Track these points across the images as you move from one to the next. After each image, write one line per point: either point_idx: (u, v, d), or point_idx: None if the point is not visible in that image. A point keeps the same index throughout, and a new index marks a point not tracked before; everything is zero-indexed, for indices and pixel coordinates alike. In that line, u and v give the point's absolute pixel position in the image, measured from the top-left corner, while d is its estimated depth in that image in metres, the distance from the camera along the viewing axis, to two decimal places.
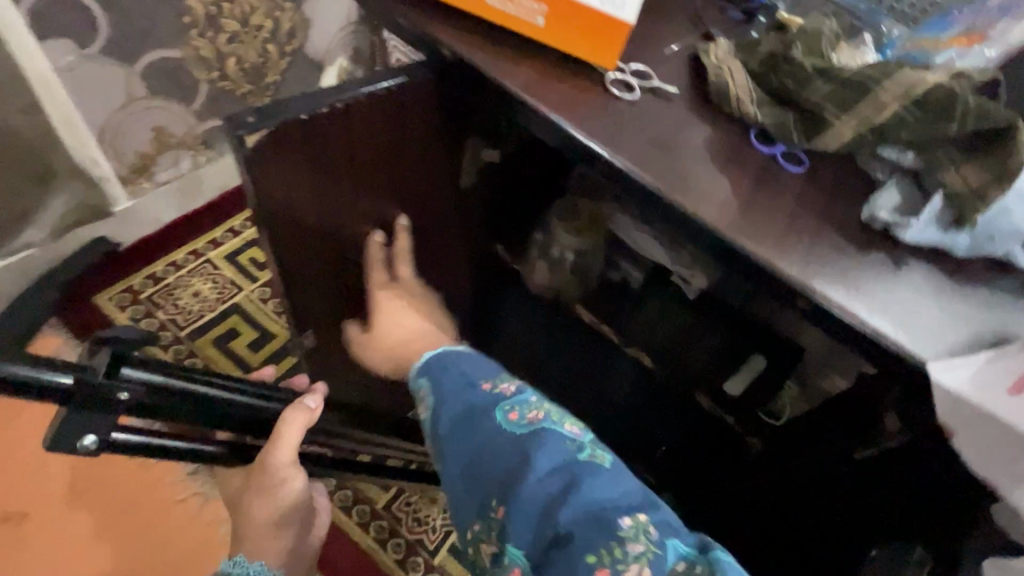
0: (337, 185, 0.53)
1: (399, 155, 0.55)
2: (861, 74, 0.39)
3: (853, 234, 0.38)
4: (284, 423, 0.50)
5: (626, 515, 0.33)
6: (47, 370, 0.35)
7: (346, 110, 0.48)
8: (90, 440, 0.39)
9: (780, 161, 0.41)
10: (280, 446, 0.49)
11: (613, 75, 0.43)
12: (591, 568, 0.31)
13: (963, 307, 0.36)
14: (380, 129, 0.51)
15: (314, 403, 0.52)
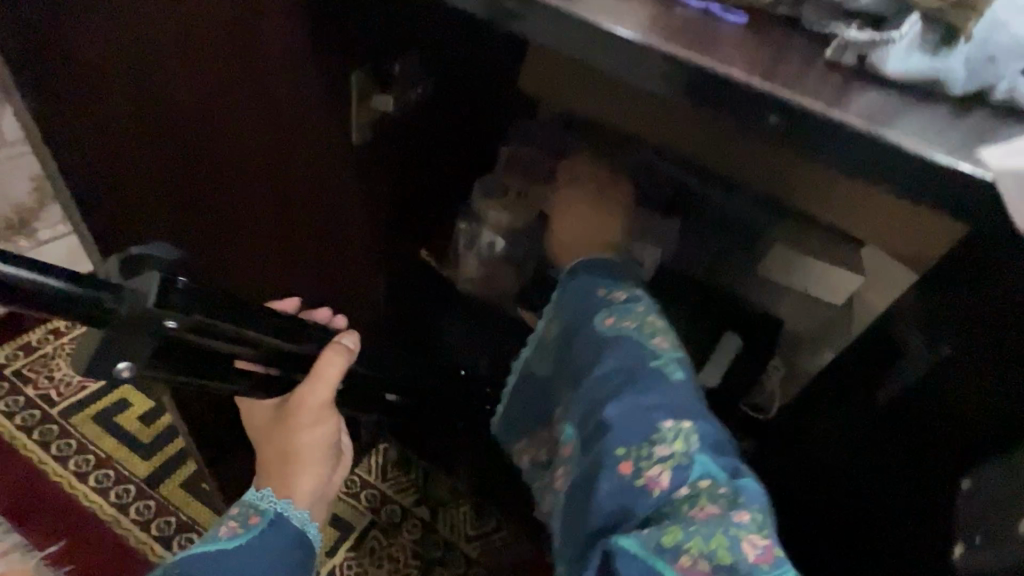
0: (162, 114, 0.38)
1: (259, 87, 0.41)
2: None
3: (815, 75, 0.30)
4: (325, 363, 0.48)
5: (669, 419, 0.37)
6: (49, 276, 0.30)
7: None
8: (122, 366, 0.36)
9: (715, 13, 0.33)
10: (321, 382, 0.48)
11: None
12: (616, 459, 0.36)
13: (974, 146, 0.28)
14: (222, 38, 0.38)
15: (351, 344, 0.51)
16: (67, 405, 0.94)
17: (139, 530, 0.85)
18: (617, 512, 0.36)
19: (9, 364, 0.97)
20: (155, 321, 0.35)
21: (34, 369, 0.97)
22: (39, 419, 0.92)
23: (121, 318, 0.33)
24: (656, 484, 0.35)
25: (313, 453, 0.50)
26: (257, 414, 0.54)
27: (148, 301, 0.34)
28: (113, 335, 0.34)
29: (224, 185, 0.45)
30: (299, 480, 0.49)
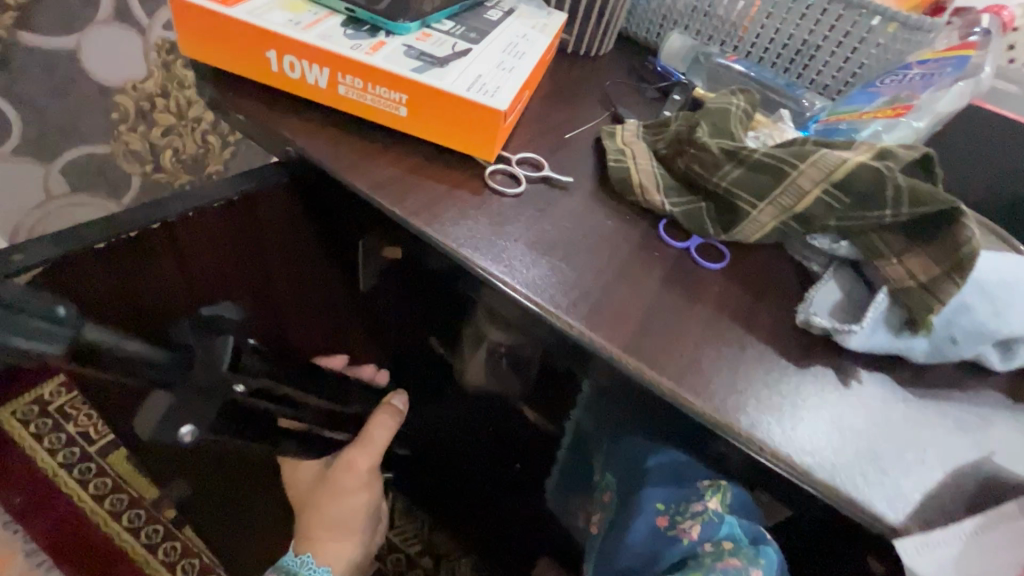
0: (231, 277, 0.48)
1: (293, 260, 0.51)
2: (774, 154, 0.34)
3: (788, 344, 0.32)
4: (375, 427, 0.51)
5: (707, 478, 0.36)
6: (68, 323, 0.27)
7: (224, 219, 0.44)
8: (185, 432, 0.33)
9: (696, 257, 0.35)
10: (370, 445, 0.50)
11: (495, 168, 0.36)
12: (655, 512, 0.36)
13: (935, 430, 0.29)
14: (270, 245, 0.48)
15: (401, 404, 0.54)
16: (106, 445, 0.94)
17: None
18: (647, 562, 0.35)
19: (53, 397, 0.96)
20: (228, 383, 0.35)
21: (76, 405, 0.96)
22: (79, 457, 0.92)
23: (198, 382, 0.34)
24: (686, 536, 0.34)
25: (354, 517, 0.52)
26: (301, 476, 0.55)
27: (223, 363, 0.35)
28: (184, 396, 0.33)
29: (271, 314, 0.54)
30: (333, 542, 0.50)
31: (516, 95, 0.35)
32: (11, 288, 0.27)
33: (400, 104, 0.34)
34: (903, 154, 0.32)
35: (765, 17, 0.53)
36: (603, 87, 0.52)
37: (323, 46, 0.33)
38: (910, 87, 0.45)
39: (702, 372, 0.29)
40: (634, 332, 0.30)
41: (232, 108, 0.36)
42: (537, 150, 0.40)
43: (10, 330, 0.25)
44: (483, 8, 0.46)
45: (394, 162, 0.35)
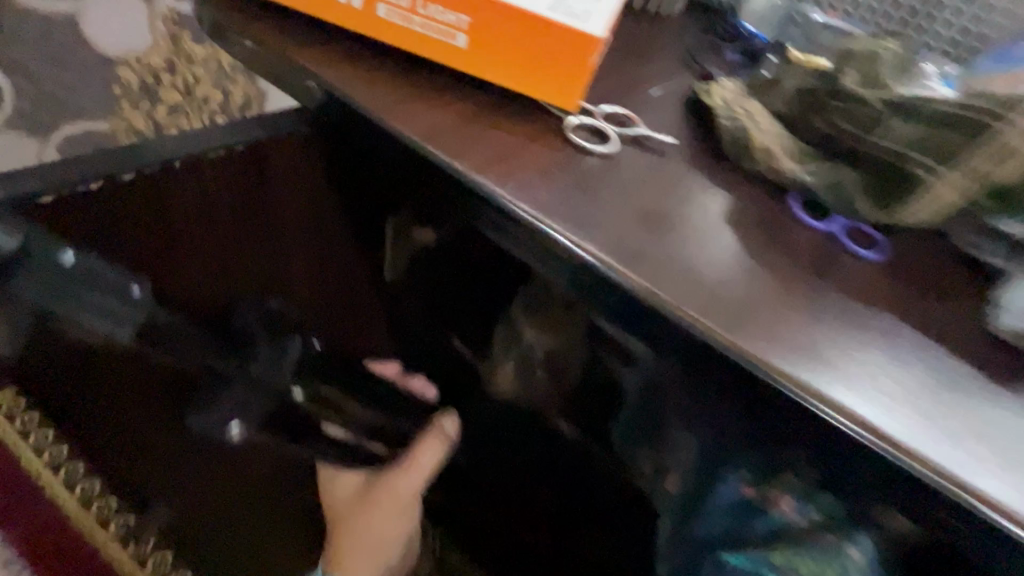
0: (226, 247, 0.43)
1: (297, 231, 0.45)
2: (960, 107, 0.25)
3: (979, 363, 0.23)
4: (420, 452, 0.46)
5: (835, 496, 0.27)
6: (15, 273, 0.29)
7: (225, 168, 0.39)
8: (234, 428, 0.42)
9: (846, 246, 0.26)
10: (419, 469, 0.45)
11: (578, 120, 0.28)
12: (746, 502, 0.29)
13: None
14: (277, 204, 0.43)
15: (452, 429, 0.47)
16: None
17: None
18: (728, 540, 0.29)
19: None
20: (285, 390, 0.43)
21: None
22: None
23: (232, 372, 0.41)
24: (777, 507, 0.28)
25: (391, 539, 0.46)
26: (341, 488, 0.46)
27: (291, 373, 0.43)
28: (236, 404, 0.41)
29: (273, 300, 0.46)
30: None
31: (611, 22, 0.26)
32: (83, 263, 0.31)
33: (458, 29, 0.26)
34: None
35: None
36: (680, 44, 0.44)
37: None
38: None
39: (838, 370, 0.22)
40: (780, 335, 0.22)
41: (241, 36, 0.28)
42: (620, 104, 0.32)
43: (71, 306, 0.30)
44: None
45: (445, 106, 0.26)
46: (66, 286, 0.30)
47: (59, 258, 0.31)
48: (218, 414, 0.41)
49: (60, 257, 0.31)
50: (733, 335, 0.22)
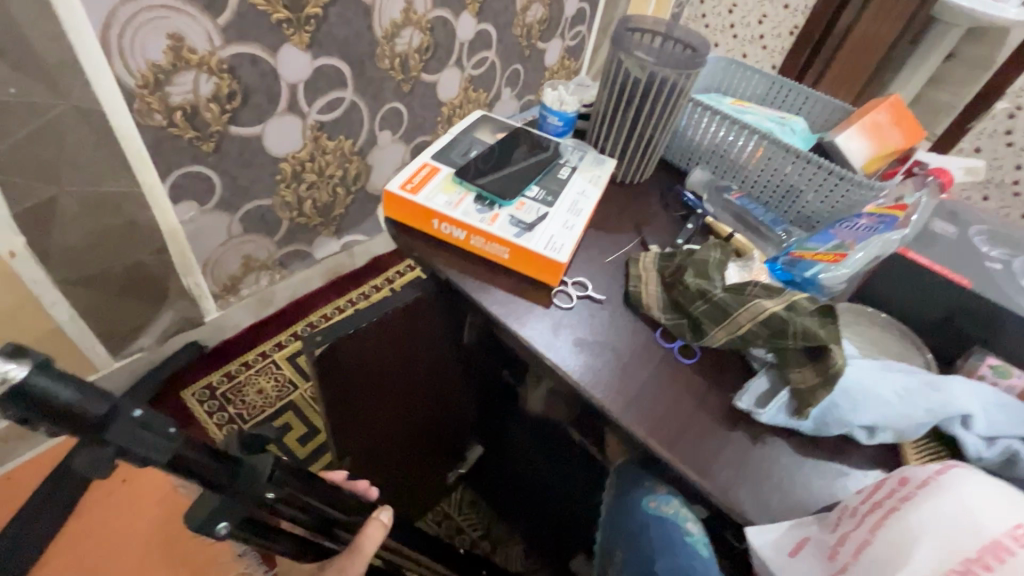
0: (388, 348, 0.66)
1: (427, 334, 0.69)
2: (726, 297, 0.55)
3: (724, 414, 0.53)
4: (366, 539, 0.65)
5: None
6: (82, 402, 0.32)
7: (388, 323, 0.62)
8: (222, 527, 0.46)
9: (677, 354, 0.57)
10: (360, 554, 0.64)
11: (558, 289, 0.60)
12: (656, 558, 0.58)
13: (806, 478, 0.49)
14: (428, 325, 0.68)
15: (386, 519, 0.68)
16: (258, 421, 1.45)
17: None
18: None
19: (219, 386, 1.48)
20: (262, 493, 0.48)
21: (233, 392, 1.48)
22: (237, 430, 1.41)
23: (239, 488, 0.45)
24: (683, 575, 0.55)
25: None
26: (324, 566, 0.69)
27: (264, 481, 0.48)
28: (230, 499, 0.45)
29: (416, 363, 0.73)
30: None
31: (572, 249, 0.59)
32: (150, 415, 0.36)
33: (505, 252, 0.59)
34: (808, 305, 0.53)
35: (764, 165, 0.75)
36: (639, 213, 0.75)
37: (465, 221, 0.59)
38: (853, 235, 0.64)
39: (654, 421, 0.51)
40: (670, 433, 0.50)
41: (410, 247, 0.62)
42: (586, 272, 0.64)
43: (144, 447, 0.35)
44: (558, 168, 0.70)
45: (499, 283, 0.60)
46: (128, 438, 0.35)
47: (137, 412, 0.35)
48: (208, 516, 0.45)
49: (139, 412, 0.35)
50: (606, 401, 0.52)
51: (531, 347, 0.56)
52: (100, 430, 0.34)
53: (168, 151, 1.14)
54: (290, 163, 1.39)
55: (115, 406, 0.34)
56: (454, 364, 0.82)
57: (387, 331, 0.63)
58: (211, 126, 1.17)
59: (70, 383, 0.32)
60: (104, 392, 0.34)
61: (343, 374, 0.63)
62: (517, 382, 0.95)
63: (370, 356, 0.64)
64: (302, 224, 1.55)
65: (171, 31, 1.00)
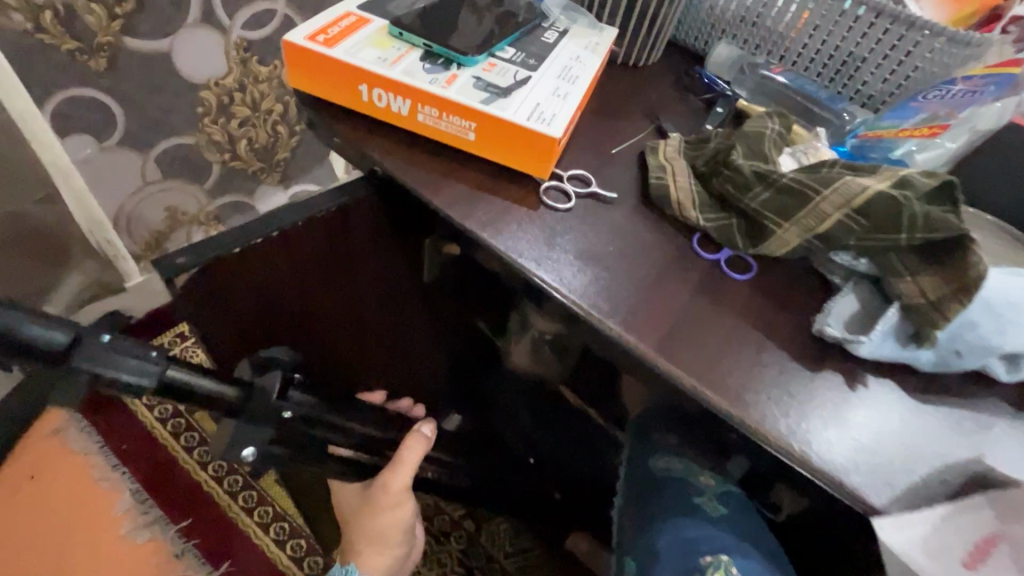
0: (305, 273, 0.49)
1: (362, 254, 0.53)
2: (799, 179, 0.37)
3: (799, 348, 0.36)
4: (406, 449, 0.51)
5: (707, 556, 0.43)
6: (40, 327, 0.29)
7: (293, 230, 0.45)
8: (247, 452, 0.38)
9: (724, 267, 0.39)
10: (404, 468, 0.51)
11: (550, 184, 0.41)
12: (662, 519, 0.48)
13: (932, 431, 0.33)
14: (363, 242, 0.51)
15: (430, 430, 0.54)
16: None
17: (219, 488, 0.98)
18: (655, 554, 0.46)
19: None
20: (276, 413, 0.39)
21: None
22: None
23: (249, 410, 0.38)
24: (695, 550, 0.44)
25: (390, 532, 0.54)
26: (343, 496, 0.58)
27: (273, 397, 0.39)
28: (243, 422, 0.38)
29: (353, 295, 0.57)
30: (381, 556, 0.54)
31: (568, 122, 0.40)
32: (120, 339, 0.33)
33: (469, 130, 0.40)
34: (926, 182, 0.35)
35: (812, 29, 0.56)
36: (650, 100, 0.56)
37: (407, 83, 0.39)
38: (950, 104, 0.47)
39: (701, 362, 0.34)
40: (727, 378, 0.33)
41: (331, 132, 0.42)
42: (586, 165, 0.45)
43: (113, 368, 0.32)
44: (542, 29, 0.51)
45: (463, 178, 0.41)
46: (103, 364, 0.31)
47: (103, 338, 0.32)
48: (230, 450, 0.39)
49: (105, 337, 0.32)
50: (627, 336, 0.34)
51: (512, 265, 0.38)
52: (69, 362, 0.30)
53: (39, 65, 0.91)
54: (213, 92, 1.13)
55: (77, 334, 0.31)
56: (410, 301, 0.64)
57: (300, 244, 0.47)
58: (97, 35, 0.93)
59: (23, 312, 0.29)
60: (59, 320, 0.30)
61: (239, 301, 0.47)
62: (494, 335, 0.74)
63: (276, 287, 0.49)
64: (239, 169, 1.29)
65: None
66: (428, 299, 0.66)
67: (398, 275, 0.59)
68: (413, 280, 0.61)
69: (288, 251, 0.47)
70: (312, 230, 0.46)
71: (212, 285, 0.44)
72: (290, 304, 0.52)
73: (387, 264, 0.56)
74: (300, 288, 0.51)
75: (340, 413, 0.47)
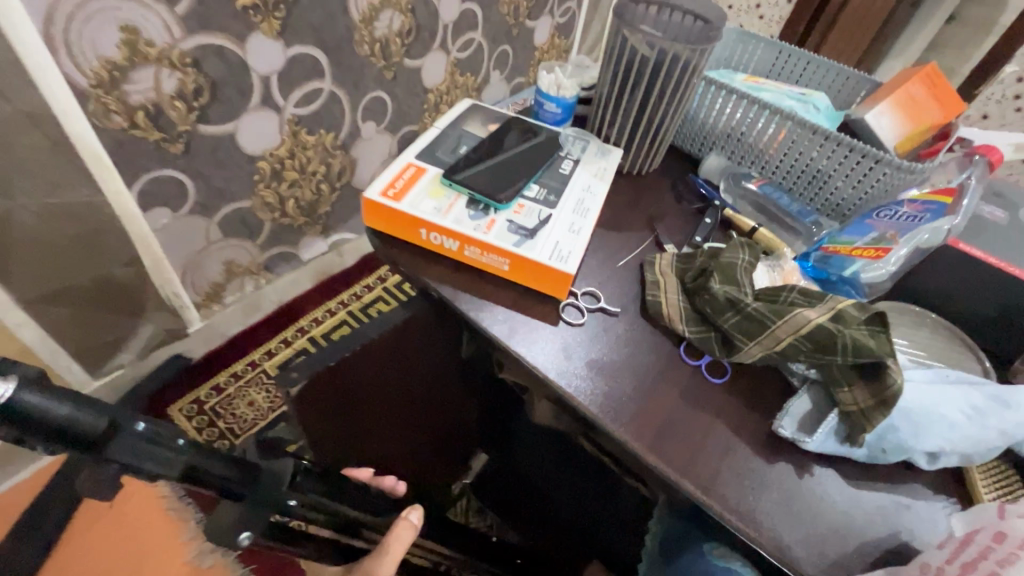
0: (371, 369, 0.61)
1: (411, 347, 0.65)
2: (761, 308, 0.48)
3: (763, 442, 0.46)
4: (394, 539, 0.57)
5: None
6: (85, 409, 0.27)
7: (364, 347, 0.57)
8: (244, 537, 0.37)
9: (705, 372, 0.50)
10: (391, 557, 0.56)
11: (568, 302, 0.53)
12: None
13: (862, 513, 0.43)
14: (414, 338, 0.63)
15: (418, 519, 0.60)
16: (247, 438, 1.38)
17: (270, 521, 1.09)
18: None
19: (207, 401, 1.41)
20: (282, 501, 0.40)
21: (223, 406, 1.42)
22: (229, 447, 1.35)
23: (261, 494, 0.39)
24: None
25: None
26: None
27: (283, 484, 0.41)
28: (251, 511, 0.38)
29: (407, 377, 0.69)
30: None
31: (581, 258, 0.51)
32: (151, 425, 0.31)
33: (504, 264, 0.52)
34: (858, 314, 0.46)
35: (786, 149, 0.67)
36: (650, 207, 0.68)
37: (456, 230, 0.52)
38: (895, 227, 0.57)
39: (681, 459, 0.44)
40: (703, 470, 0.44)
41: (395, 262, 0.54)
42: (595, 279, 0.56)
43: (145, 457, 0.30)
44: (559, 160, 0.63)
45: (499, 299, 0.53)
46: (140, 449, 0.30)
47: (138, 424, 0.30)
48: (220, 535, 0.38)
49: (137, 422, 0.30)
50: (625, 437, 0.45)
51: (537, 375, 0.49)
52: (99, 448, 0.28)
53: (133, 154, 1.05)
54: (268, 161, 1.30)
55: (115, 420, 0.29)
56: (446, 372, 0.76)
57: (371, 350, 0.58)
58: (178, 125, 1.08)
59: (64, 395, 0.27)
60: (104, 402, 0.29)
61: (327, 401, 0.59)
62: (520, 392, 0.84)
63: (353, 385, 0.60)
64: (287, 224, 1.46)
65: (123, 21, 0.91)
66: (462, 367, 0.79)
67: (439, 355, 0.71)
68: (452, 356, 0.74)
69: (364, 358, 0.58)
70: (378, 335, 0.58)
71: (312, 396, 0.55)
72: (364, 394, 0.63)
73: (431, 349, 0.69)
74: (369, 381, 0.62)
75: (333, 499, 0.49)
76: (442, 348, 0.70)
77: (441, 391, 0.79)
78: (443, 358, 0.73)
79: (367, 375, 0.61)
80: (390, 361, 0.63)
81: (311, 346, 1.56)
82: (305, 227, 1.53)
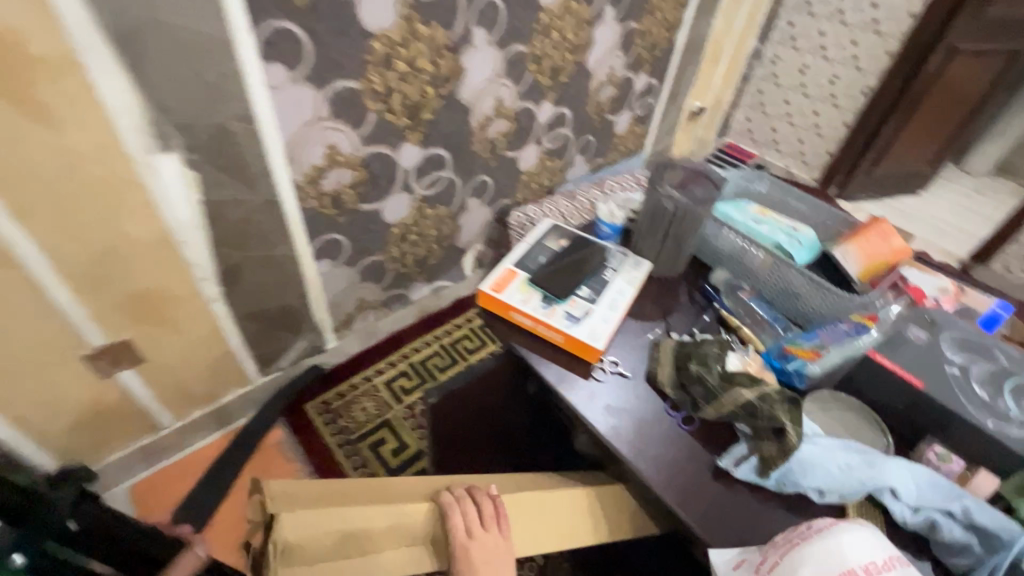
0: (470, 395, 0.95)
1: (496, 383, 0.98)
2: (716, 384, 0.76)
3: (710, 469, 0.74)
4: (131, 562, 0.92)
5: None
6: None
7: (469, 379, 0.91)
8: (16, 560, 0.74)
9: (680, 421, 0.79)
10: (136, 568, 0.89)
11: (598, 366, 0.84)
12: None
13: (764, 519, 0.69)
14: (499, 378, 0.97)
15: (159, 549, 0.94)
16: (359, 435, 1.78)
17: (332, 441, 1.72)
18: None
19: (332, 402, 1.84)
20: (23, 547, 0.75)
21: (343, 408, 1.84)
22: (345, 440, 1.76)
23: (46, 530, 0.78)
24: None
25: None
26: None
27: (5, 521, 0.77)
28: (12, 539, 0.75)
29: (491, 404, 1.02)
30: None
31: (607, 339, 0.83)
32: None
33: (559, 338, 0.85)
34: (777, 396, 0.73)
35: (770, 271, 0.94)
36: (668, 302, 0.98)
37: (532, 315, 0.86)
38: (832, 338, 0.82)
39: (652, 471, 0.73)
40: (665, 479, 0.73)
41: (494, 329, 0.89)
42: (620, 352, 0.87)
43: None
44: (605, 270, 0.95)
45: (555, 359, 0.85)
46: None
47: None
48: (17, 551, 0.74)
49: None
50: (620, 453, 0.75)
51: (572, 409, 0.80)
52: None
53: (317, 223, 1.51)
54: (399, 227, 1.74)
55: None
56: (518, 404, 1.09)
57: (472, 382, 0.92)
58: (347, 204, 1.54)
59: None
60: None
61: (442, 411, 0.93)
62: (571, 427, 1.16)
63: (457, 403, 0.94)
64: (404, 272, 1.90)
65: (330, 143, 1.37)
66: (530, 404, 1.11)
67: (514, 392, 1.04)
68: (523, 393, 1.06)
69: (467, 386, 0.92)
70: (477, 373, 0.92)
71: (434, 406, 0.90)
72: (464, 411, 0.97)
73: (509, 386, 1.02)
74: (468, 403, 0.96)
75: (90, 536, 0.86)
76: (516, 387, 1.03)
77: (513, 418, 1.11)
78: (516, 395, 1.06)
79: (467, 399, 0.95)
80: (480, 391, 0.97)
81: (410, 369, 1.97)
82: (416, 274, 1.95)
